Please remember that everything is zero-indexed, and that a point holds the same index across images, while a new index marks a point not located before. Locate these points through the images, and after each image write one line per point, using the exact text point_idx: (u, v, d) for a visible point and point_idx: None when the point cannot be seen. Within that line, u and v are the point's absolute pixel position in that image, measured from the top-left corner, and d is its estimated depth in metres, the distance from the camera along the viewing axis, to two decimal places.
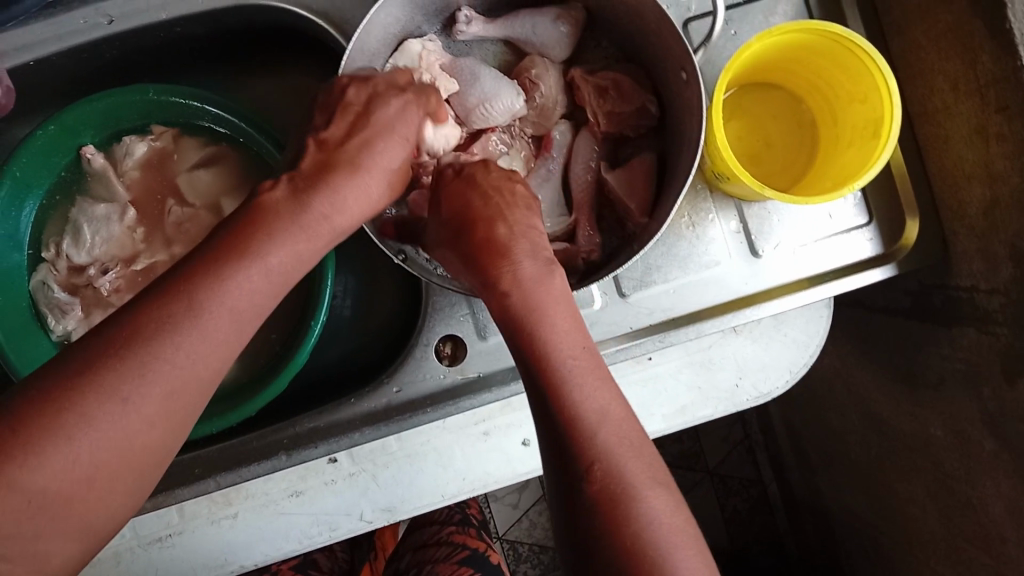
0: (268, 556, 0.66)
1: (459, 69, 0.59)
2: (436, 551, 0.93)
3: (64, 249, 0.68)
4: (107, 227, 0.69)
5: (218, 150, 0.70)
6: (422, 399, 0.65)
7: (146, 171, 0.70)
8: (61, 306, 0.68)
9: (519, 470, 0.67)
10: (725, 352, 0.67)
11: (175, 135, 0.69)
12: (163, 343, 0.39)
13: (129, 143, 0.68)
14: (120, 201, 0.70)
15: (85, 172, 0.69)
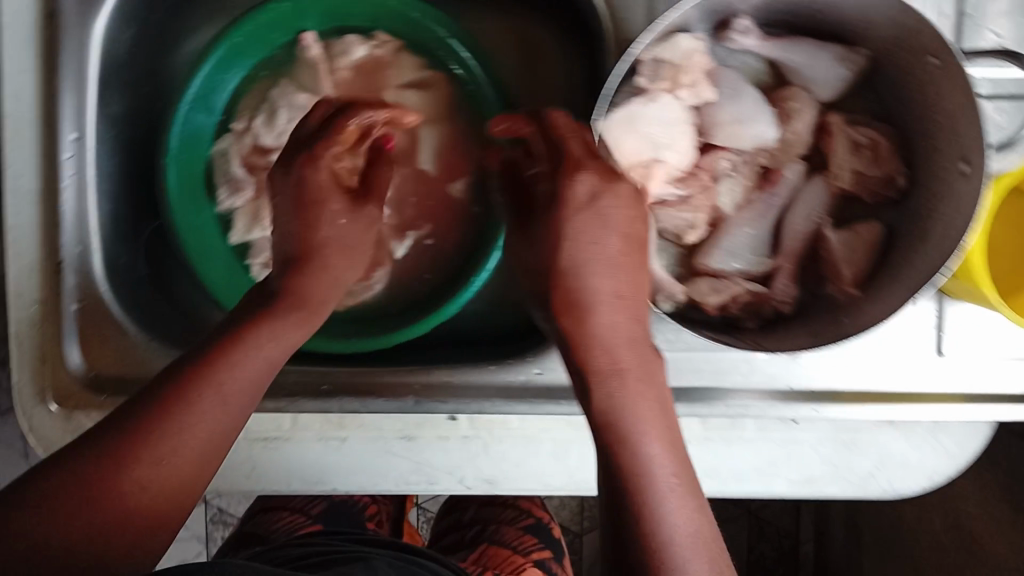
0: (361, 487, 0.66)
1: (720, 80, 0.58)
2: (502, 513, 0.97)
3: (255, 127, 0.69)
4: (302, 118, 0.69)
5: (431, 75, 0.70)
6: (561, 389, 0.63)
7: (355, 74, 0.70)
8: (235, 181, 0.69)
9: None
10: (873, 440, 0.64)
11: (397, 48, 0.70)
12: (176, 417, 0.45)
13: (349, 42, 0.69)
14: (323, 96, 0.70)
15: (297, 59, 0.70)
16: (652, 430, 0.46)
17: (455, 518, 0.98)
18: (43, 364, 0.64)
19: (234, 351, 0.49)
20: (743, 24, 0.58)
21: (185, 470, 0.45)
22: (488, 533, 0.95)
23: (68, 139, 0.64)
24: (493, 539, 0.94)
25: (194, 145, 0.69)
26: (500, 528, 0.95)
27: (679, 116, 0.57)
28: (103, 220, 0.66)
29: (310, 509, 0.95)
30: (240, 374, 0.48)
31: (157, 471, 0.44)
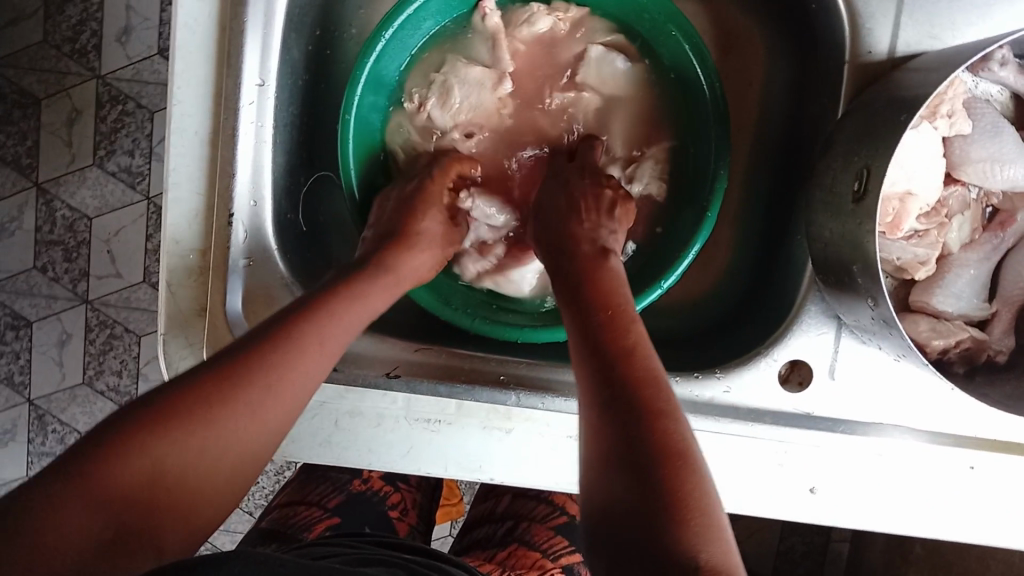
0: (522, 482, 0.63)
1: (977, 116, 0.53)
2: (534, 509, 0.93)
3: (428, 106, 0.65)
4: (479, 95, 0.65)
5: (628, 42, 0.67)
6: (748, 410, 0.61)
7: (536, 45, 0.67)
8: (416, 141, 0.67)
9: (802, 513, 0.61)
10: None
11: (583, 18, 0.67)
12: (240, 397, 0.43)
13: (535, 12, 0.65)
14: (501, 69, 0.66)
15: (472, 26, 0.67)
16: (661, 385, 0.44)
17: (489, 508, 0.96)
18: (201, 318, 0.60)
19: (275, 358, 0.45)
20: (1004, 54, 0.52)
21: (216, 461, 0.42)
22: (520, 529, 0.91)
23: (251, 86, 0.59)
24: (523, 540, 0.90)
25: (369, 115, 0.65)
26: (529, 526, 0.91)
27: (935, 151, 0.52)
28: (278, 174, 0.62)
29: (326, 502, 0.92)
30: (273, 391, 0.44)
31: (188, 455, 0.40)
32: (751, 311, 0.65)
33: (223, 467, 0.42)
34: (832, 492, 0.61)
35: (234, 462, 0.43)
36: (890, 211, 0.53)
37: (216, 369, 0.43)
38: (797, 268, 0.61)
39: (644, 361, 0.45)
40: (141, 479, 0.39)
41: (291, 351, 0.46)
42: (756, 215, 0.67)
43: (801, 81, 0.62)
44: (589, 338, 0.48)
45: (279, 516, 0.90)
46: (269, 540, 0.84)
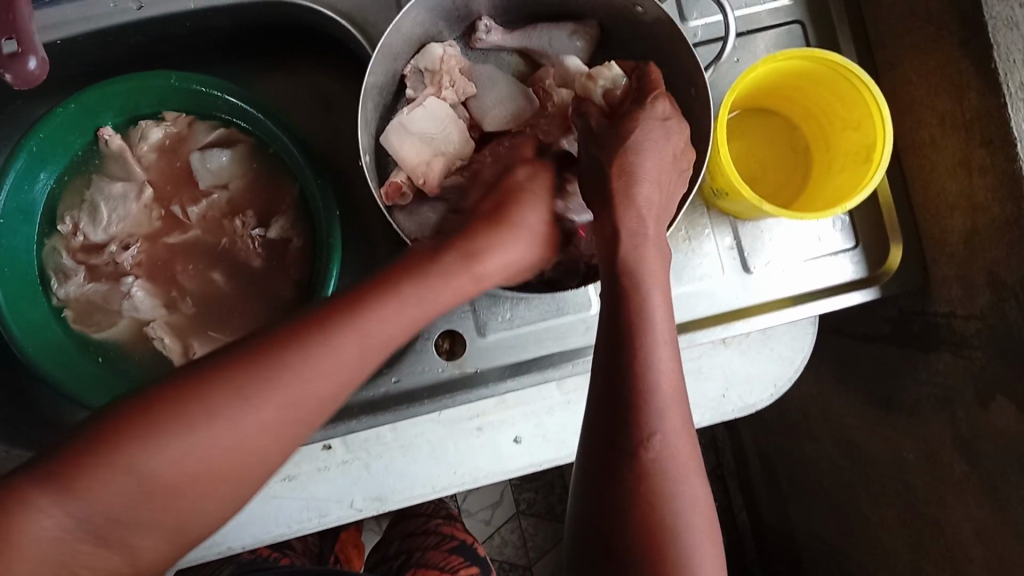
0: (256, 539, 0.66)
1: (478, 76, 0.64)
2: (426, 540, 0.93)
3: (82, 226, 0.71)
4: (124, 206, 0.71)
5: (230, 131, 0.72)
6: (422, 390, 0.66)
7: (162, 154, 0.72)
8: (66, 271, 0.70)
9: (510, 467, 0.67)
10: (713, 363, 0.69)
11: (189, 121, 0.72)
12: (166, 441, 0.39)
13: (144, 127, 0.71)
14: (137, 180, 0.72)
15: (103, 154, 0.72)
16: (672, 396, 0.44)
17: (382, 555, 0.96)
18: None
19: (182, 408, 0.40)
20: (484, 21, 0.63)
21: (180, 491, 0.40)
22: (413, 560, 0.91)
23: None
24: (420, 564, 0.90)
25: (15, 251, 0.68)
26: (425, 553, 0.91)
27: (446, 114, 0.61)
28: None
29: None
30: (213, 400, 0.40)
31: (89, 505, 0.39)
32: None
33: (179, 496, 0.40)
34: (535, 437, 0.67)
35: (179, 484, 0.40)
36: (419, 174, 0.60)
37: (126, 421, 0.40)
38: None
39: (643, 363, 0.44)
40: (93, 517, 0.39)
41: (225, 380, 0.41)
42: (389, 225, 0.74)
43: None
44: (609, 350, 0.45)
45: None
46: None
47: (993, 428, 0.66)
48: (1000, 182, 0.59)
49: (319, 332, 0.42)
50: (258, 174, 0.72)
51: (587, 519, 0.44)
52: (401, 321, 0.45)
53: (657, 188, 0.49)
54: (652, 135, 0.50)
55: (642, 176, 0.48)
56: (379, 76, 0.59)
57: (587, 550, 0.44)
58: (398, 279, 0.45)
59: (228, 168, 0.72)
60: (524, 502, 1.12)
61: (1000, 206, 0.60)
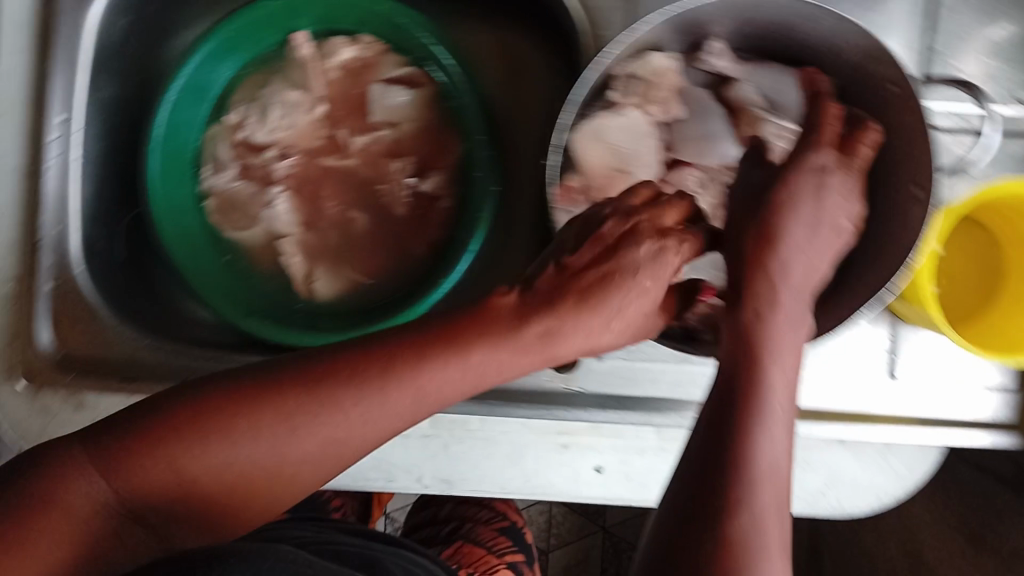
0: (318, 480, 0.66)
1: (691, 99, 0.60)
2: (478, 513, 0.94)
3: (248, 122, 0.71)
4: (293, 115, 0.71)
5: (416, 73, 0.71)
6: (523, 392, 0.64)
7: (344, 75, 0.72)
8: (220, 161, 0.71)
9: (583, 492, 0.65)
10: (823, 459, 0.65)
11: (381, 51, 0.71)
12: (179, 450, 0.41)
13: (337, 43, 0.71)
14: (313, 94, 0.71)
15: (289, 59, 0.72)
16: (774, 433, 0.37)
17: (430, 512, 0.96)
18: (16, 341, 0.64)
19: (228, 420, 0.41)
20: (715, 45, 0.59)
21: (217, 479, 0.41)
22: (461, 530, 0.92)
23: (56, 118, 0.65)
24: (467, 537, 0.91)
25: (178, 127, 0.69)
26: (474, 526, 0.92)
27: (646, 130, 0.58)
28: (88, 204, 0.67)
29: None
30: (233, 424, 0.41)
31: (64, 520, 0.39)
32: None
33: (183, 503, 0.41)
34: (618, 471, 0.64)
35: (188, 491, 0.41)
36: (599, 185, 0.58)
37: (135, 428, 0.41)
38: None
39: (758, 385, 0.38)
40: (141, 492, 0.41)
41: (270, 405, 0.41)
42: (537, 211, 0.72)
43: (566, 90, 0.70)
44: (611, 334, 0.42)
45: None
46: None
47: None
48: None
49: (456, 346, 0.41)
50: (429, 124, 0.71)
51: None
52: (446, 379, 0.41)
53: (828, 255, 0.45)
54: (839, 180, 0.46)
55: (783, 261, 0.42)
56: (587, 95, 0.55)
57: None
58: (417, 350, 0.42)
59: (404, 108, 0.71)
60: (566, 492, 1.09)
61: None
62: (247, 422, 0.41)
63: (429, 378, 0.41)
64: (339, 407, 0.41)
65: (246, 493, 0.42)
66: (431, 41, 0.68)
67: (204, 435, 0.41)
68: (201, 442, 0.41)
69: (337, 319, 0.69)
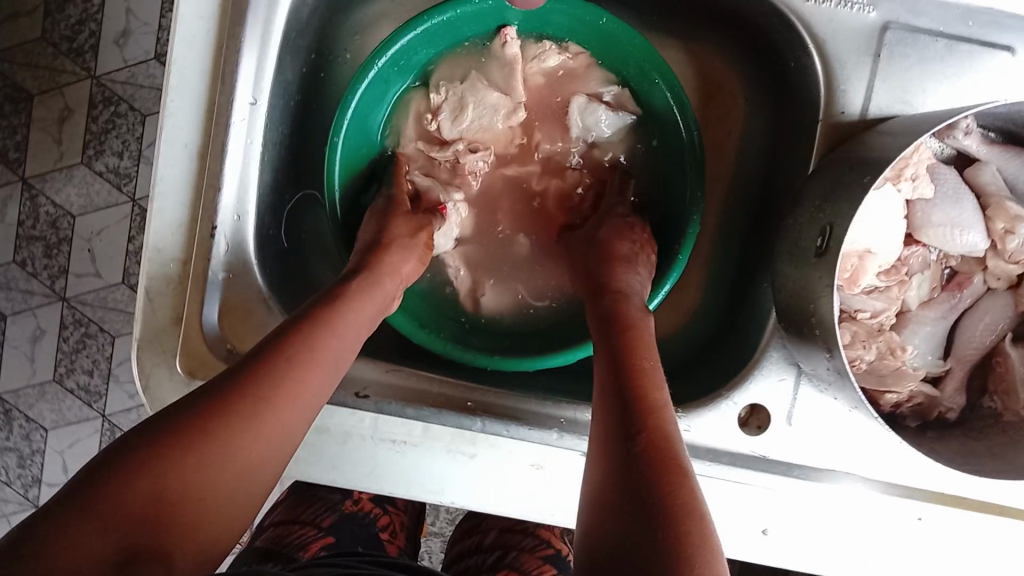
0: (476, 507, 0.63)
1: (941, 181, 0.56)
2: (522, 539, 0.89)
3: (440, 119, 0.67)
4: (490, 118, 0.67)
5: (623, 92, 0.67)
6: (706, 450, 0.62)
7: (546, 81, 0.68)
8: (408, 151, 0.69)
9: (749, 554, 0.63)
10: (992, 553, 0.64)
11: (588, 61, 0.67)
12: (219, 437, 0.41)
13: (546, 49, 0.66)
14: (513, 98, 0.67)
15: (491, 55, 0.67)
16: (672, 416, 0.46)
17: (476, 541, 0.92)
18: (177, 327, 0.60)
19: (253, 403, 0.43)
20: (969, 123, 0.55)
21: (227, 494, 0.42)
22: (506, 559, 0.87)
23: (243, 104, 0.60)
24: (511, 566, 0.86)
25: (370, 114, 0.66)
26: (519, 555, 0.87)
27: (897, 211, 0.54)
28: (262, 192, 0.63)
29: (320, 521, 0.87)
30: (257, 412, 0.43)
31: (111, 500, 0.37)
32: (693, 377, 0.66)
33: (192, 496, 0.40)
34: (784, 535, 0.63)
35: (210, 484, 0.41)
36: (848, 266, 0.54)
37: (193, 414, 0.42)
38: (761, 317, 0.64)
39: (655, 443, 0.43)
40: (146, 500, 0.38)
41: (273, 374, 0.45)
42: (724, 256, 0.70)
43: (777, 134, 0.65)
44: (611, 375, 0.49)
45: (273, 535, 0.85)
46: (267, 560, 0.79)
47: None
48: None
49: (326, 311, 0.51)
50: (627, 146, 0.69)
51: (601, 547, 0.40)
52: (355, 331, 0.52)
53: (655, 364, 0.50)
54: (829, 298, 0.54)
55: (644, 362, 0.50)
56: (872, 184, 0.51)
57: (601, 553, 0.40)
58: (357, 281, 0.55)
59: (604, 129, 0.67)
60: None
61: None
62: (270, 405, 0.44)
63: (346, 330, 0.51)
64: (311, 388, 0.47)
65: (227, 510, 0.42)
66: (653, 65, 0.63)
67: (242, 419, 0.42)
68: (228, 430, 0.42)
69: (511, 342, 0.68)
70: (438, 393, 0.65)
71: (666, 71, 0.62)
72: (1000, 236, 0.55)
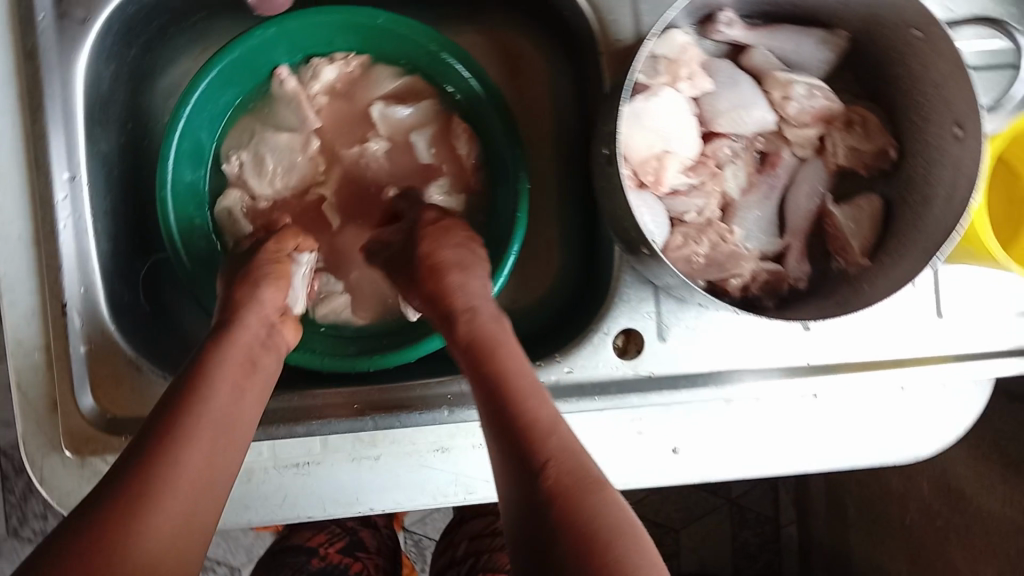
0: (398, 505, 0.65)
1: (716, 70, 0.59)
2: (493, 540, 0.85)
3: (245, 172, 0.67)
4: (290, 158, 0.68)
5: (415, 81, 0.69)
6: (593, 385, 0.64)
7: (334, 97, 0.69)
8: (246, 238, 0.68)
9: (664, 475, 0.65)
10: (890, 409, 0.66)
11: (367, 64, 0.69)
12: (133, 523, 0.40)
13: (317, 65, 0.67)
14: (305, 131, 0.68)
15: (274, 96, 0.69)
16: (522, 374, 0.49)
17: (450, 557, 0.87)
18: (53, 414, 0.61)
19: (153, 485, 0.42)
20: (727, 16, 0.58)
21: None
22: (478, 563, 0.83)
23: (61, 181, 0.61)
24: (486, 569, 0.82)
25: (190, 187, 0.67)
26: (494, 555, 0.83)
27: (682, 108, 0.58)
28: (106, 261, 0.63)
29: None
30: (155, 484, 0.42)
31: None
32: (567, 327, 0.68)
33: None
34: (695, 452, 0.65)
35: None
36: (650, 170, 0.57)
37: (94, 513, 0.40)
38: (609, 251, 0.66)
39: (518, 408, 0.46)
40: None
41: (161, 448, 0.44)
42: (570, 206, 0.72)
43: (580, 80, 0.68)
44: (471, 365, 0.52)
45: None
46: None
47: None
48: None
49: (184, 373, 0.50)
50: (437, 133, 0.69)
51: (517, 524, 0.43)
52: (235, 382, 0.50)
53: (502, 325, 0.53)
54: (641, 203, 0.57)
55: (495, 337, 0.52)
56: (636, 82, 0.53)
57: (518, 534, 0.43)
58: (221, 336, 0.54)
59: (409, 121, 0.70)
60: None
61: None
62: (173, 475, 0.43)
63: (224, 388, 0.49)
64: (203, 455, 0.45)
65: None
66: (438, 49, 0.66)
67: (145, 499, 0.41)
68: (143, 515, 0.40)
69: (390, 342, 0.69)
70: (324, 404, 0.65)
71: (451, 48, 0.66)
72: (781, 104, 0.59)
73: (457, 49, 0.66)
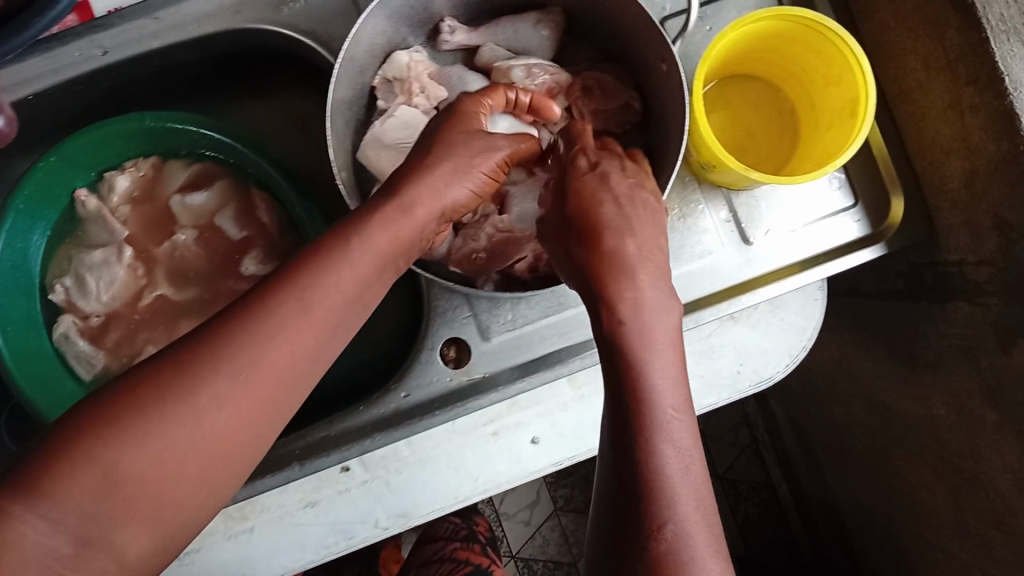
0: (288, 569, 0.66)
1: (447, 77, 0.64)
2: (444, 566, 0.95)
3: (73, 295, 0.71)
4: (109, 271, 0.72)
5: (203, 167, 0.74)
6: (430, 400, 0.65)
7: (136, 203, 0.74)
8: (86, 356, 0.71)
9: (530, 468, 0.66)
10: (729, 343, 0.68)
11: (157, 164, 0.73)
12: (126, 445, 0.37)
13: (110, 178, 0.72)
14: (116, 242, 0.73)
15: (81, 218, 0.73)
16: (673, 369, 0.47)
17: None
18: None
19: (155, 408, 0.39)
20: (447, 23, 0.64)
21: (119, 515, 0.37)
22: None
23: None
24: None
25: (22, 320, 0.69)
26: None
27: (418, 118, 0.61)
28: None
29: None
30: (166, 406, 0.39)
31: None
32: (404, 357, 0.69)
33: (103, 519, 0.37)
34: (553, 438, 0.66)
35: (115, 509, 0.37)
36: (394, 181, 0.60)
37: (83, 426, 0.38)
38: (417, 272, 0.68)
39: (655, 393, 0.45)
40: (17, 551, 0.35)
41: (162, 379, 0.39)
42: None
43: None
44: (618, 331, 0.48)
45: None
46: None
47: (1011, 368, 0.62)
48: (994, 121, 0.58)
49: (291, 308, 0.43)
50: (234, 208, 0.74)
51: (607, 537, 0.44)
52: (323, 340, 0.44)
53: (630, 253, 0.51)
54: None
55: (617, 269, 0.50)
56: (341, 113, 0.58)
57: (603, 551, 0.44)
58: (280, 289, 0.43)
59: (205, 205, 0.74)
60: (562, 497, 1.09)
61: (996, 144, 0.58)
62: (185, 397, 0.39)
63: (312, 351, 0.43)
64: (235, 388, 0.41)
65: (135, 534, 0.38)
66: (209, 132, 0.70)
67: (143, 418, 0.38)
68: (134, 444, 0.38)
69: None
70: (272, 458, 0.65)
71: (221, 129, 0.70)
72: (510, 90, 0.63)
73: (229, 128, 0.70)
